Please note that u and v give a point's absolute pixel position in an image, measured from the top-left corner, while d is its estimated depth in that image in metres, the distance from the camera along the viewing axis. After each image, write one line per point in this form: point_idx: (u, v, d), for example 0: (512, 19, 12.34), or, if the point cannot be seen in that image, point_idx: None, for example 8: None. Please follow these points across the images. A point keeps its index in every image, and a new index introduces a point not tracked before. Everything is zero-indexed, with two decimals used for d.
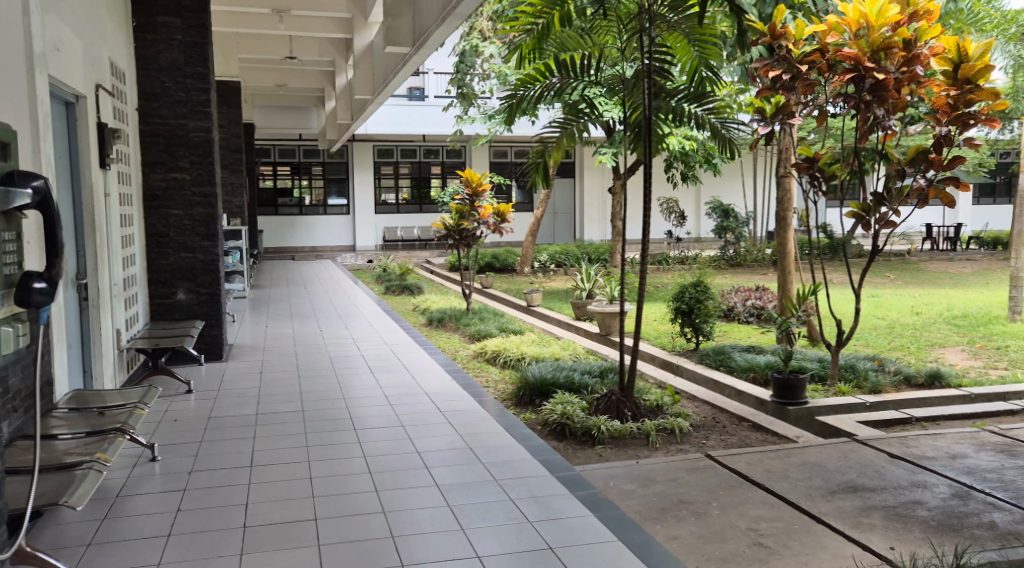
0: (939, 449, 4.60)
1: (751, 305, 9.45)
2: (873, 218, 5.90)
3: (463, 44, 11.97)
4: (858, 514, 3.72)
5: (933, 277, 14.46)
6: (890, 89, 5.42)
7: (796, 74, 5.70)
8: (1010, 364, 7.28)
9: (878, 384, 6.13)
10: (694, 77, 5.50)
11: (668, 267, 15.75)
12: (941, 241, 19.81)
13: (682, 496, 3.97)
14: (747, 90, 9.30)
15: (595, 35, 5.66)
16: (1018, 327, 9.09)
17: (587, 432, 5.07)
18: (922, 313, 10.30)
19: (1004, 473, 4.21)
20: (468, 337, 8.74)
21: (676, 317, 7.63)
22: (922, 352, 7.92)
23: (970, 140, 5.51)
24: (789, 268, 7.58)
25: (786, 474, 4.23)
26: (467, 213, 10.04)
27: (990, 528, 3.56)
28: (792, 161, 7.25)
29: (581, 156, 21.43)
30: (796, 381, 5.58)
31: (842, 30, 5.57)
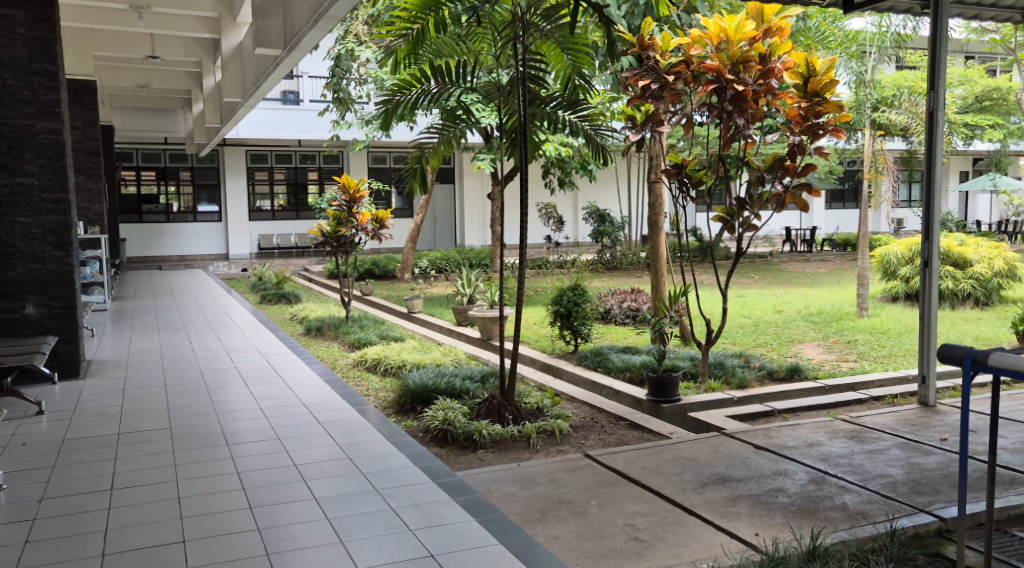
0: (798, 439, 4.89)
1: (626, 307, 9.73)
2: (737, 221, 6.19)
3: (338, 48, 11.85)
4: (726, 504, 3.90)
5: (792, 277, 15.37)
6: (749, 100, 5.73)
7: (664, 84, 5.91)
8: (859, 357, 7.84)
9: (744, 379, 6.45)
10: (567, 85, 5.62)
11: (548, 270, 16.02)
12: (799, 243, 21.06)
13: (562, 496, 4.04)
14: (620, 99, 9.59)
15: (470, 42, 5.67)
16: (867, 322, 9.79)
17: (469, 436, 5.09)
18: (783, 311, 10.91)
19: (855, 457, 4.52)
20: (347, 346, 8.60)
21: (555, 320, 7.77)
22: (783, 347, 8.40)
23: (819, 149, 5.88)
24: (661, 271, 7.86)
25: (660, 469, 4.38)
26: (344, 220, 9.80)
27: (843, 510, 3.81)
28: (661, 167, 7.53)
29: (460, 162, 21.51)
30: (669, 379, 5.79)
31: (705, 43, 5.86)
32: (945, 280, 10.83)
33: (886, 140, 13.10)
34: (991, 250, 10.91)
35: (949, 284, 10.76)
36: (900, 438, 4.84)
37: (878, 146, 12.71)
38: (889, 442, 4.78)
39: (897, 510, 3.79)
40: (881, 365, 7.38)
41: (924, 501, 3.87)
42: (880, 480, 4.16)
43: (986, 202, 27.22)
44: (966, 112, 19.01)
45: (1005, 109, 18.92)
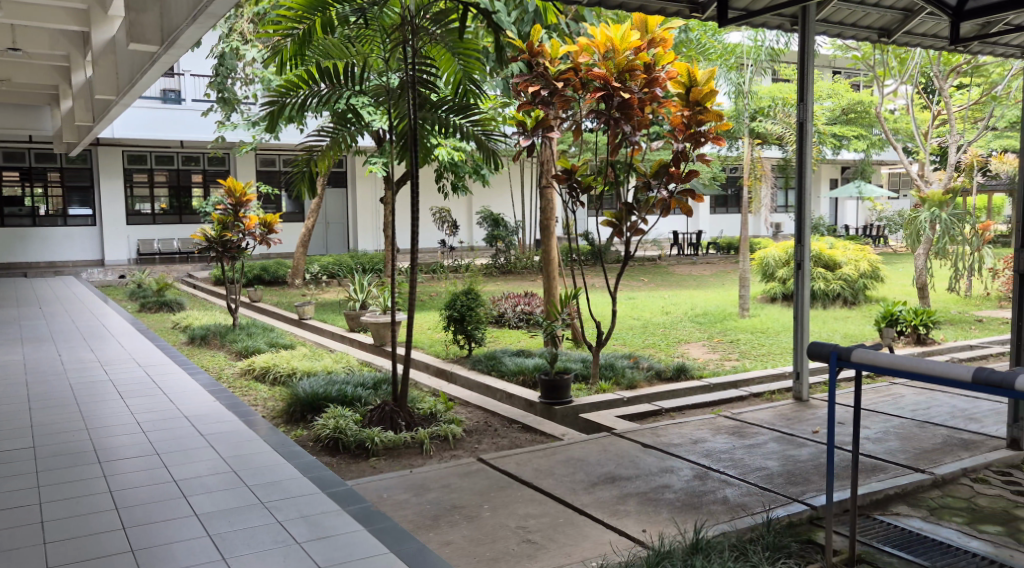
0: (683, 436, 5.05)
1: (520, 310, 9.81)
2: (625, 225, 6.37)
3: (222, 46, 11.48)
4: (615, 503, 3.99)
5: (679, 280, 15.88)
6: (635, 108, 5.87)
7: (553, 90, 6.01)
8: (740, 355, 8.18)
9: (634, 379, 6.60)
10: (457, 90, 5.62)
11: (442, 275, 15.99)
12: (685, 247, 21.78)
13: (455, 501, 4.03)
14: (511, 105, 9.68)
15: (359, 44, 5.57)
16: (748, 322, 10.21)
17: (361, 444, 5.01)
18: (670, 312, 11.26)
19: (735, 452, 4.71)
20: (234, 355, 8.31)
21: (449, 325, 7.76)
22: (670, 348, 8.66)
23: (701, 156, 6.11)
24: (553, 275, 7.96)
25: (551, 471, 4.44)
26: (230, 224, 9.49)
27: (724, 503, 3.96)
28: (552, 173, 7.63)
29: (352, 165, 21.19)
30: (561, 381, 5.88)
31: (592, 51, 5.97)
32: (818, 281, 11.43)
33: (762, 149, 13.75)
34: (858, 253, 11.60)
35: (821, 284, 11.35)
36: (777, 432, 5.08)
37: (757, 154, 13.30)
38: (767, 436, 5.00)
39: (773, 500, 3.97)
40: (761, 363, 7.72)
41: (798, 491, 4.07)
42: (758, 473, 4.35)
43: (853, 207, 28.96)
44: (835, 123, 20.17)
45: (869, 122, 20.22)
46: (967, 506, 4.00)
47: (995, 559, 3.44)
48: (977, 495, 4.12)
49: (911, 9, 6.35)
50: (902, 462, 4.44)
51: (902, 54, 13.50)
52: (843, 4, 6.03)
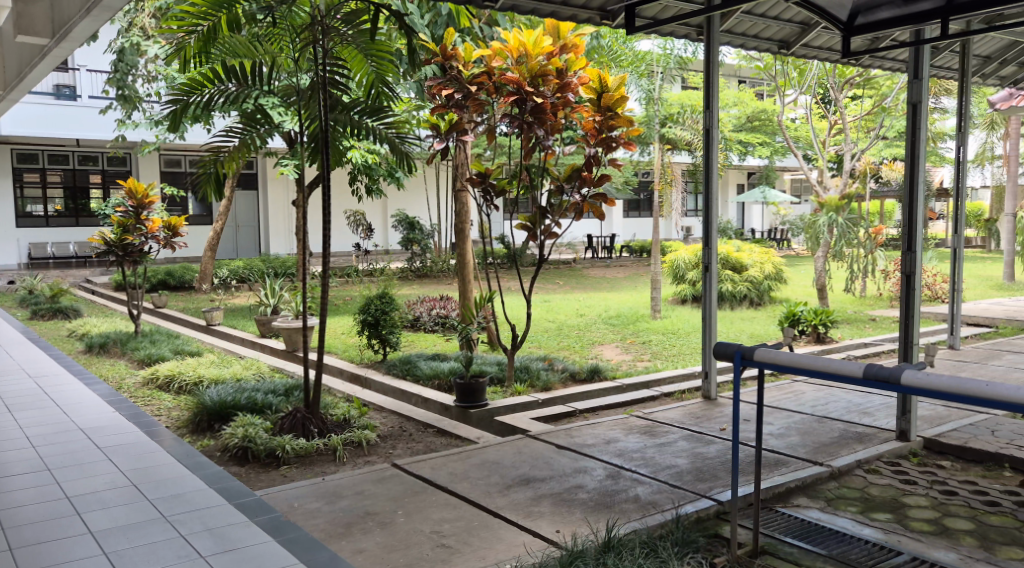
0: (597, 437, 5.12)
1: (435, 314, 9.79)
2: (539, 229, 6.41)
3: (121, 41, 11.03)
4: (529, 504, 4.01)
5: (593, 282, 16.13)
6: (548, 113, 5.91)
7: (467, 94, 6.02)
8: (652, 356, 8.37)
9: (549, 381, 6.65)
10: (370, 93, 5.54)
11: (356, 278, 15.78)
12: (599, 250, 22.11)
13: (368, 508, 3.97)
14: (425, 107, 9.66)
15: (268, 43, 5.43)
16: (659, 323, 10.45)
17: (271, 452, 4.90)
18: (585, 314, 11.43)
19: (646, 451, 4.80)
20: (136, 363, 7.98)
21: (363, 329, 7.66)
22: (585, 350, 8.78)
23: (613, 160, 6.22)
24: (469, 278, 7.96)
25: (466, 474, 4.43)
26: (131, 227, 9.10)
27: (636, 501, 4.04)
28: (466, 175, 7.64)
29: (263, 167, 20.69)
30: (476, 384, 5.88)
31: (505, 56, 6.00)
32: (726, 283, 11.78)
33: (673, 154, 14.09)
34: (762, 255, 12.03)
35: (729, 286, 11.71)
36: (686, 430, 5.21)
37: (667, 159, 13.62)
38: (677, 435, 5.12)
39: (682, 497, 4.07)
40: (671, 364, 7.91)
41: (705, 487, 4.18)
42: (669, 471, 4.45)
43: (758, 212, 30.04)
44: (741, 130, 20.86)
45: (771, 129, 21.03)
46: (861, 496, 4.19)
47: (886, 545, 3.61)
48: (870, 485, 4.33)
49: (807, 22, 6.62)
50: (802, 456, 4.62)
51: (800, 65, 14.11)
52: (746, 15, 6.24)
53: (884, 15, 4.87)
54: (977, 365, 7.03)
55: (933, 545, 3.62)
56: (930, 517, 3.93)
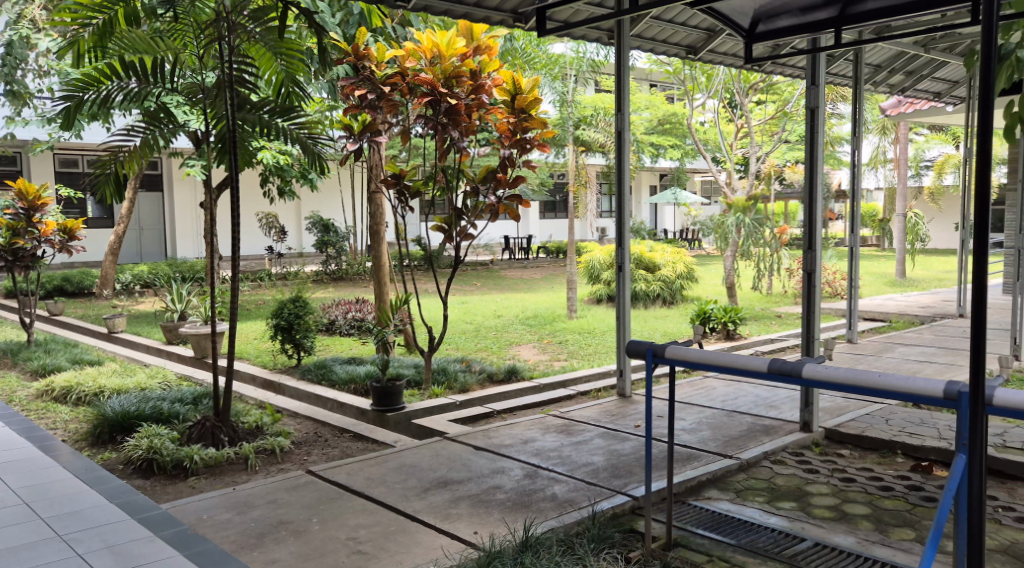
0: (514, 437, 5.14)
1: (351, 318, 9.64)
2: (454, 231, 6.39)
3: (9, 34, 10.47)
4: (447, 507, 4.00)
5: (510, 283, 16.19)
6: (462, 114, 5.92)
7: (380, 94, 5.97)
8: (569, 356, 8.45)
9: (466, 383, 6.64)
10: (279, 92, 5.42)
11: (268, 282, 15.41)
12: (515, 251, 22.21)
13: (281, 517, 3.89)
14: (337, 108, 9.51)
15: (170, 39, 5.25)
16: (575, 323, 10.57)
17: (178, 464, 4.73)
18: (502, 315, 11.47)
19: (563, 450, 4.85)
20: (29, 374, 7.58)
21: (276, 334, 7.47)
22: (502, 350, 8.80)
23: (527, 162, 6.28)
24: (385, 280, 7.87)
25: (383, 479, 4.38)
26: (21, 231, 8.65)
27: (553, 500, 4.07)
28: (380, 176, 7.55)
29: (168, 167, 19.98)
30: (393, 387, 5.82)
31: (419, 56, 5.96)
32: (639, 283, 12.00)
33: (587, 156, 14.28)
34: (675, 255, 12.32)
35: (642, 285, 11.94)
36: (602, 428, 5.28)
37: (581, 161, 13.81)
38: (593, 433, 5.19)
39: (598, 494, 4.12)
40: (587, 363, 8.03)
41: (620, 483, 4.25)
42: (585, 468, 4.51)
43: (671, 213, 30.75)
44: (652, 133, 21.32)
45: (681, 132, 21.57)
46: (767, 486, 4.34)
47: (790, 533, 3.75)
48: (776, 475, 4.48)
49: (712, 28, 6.82)
50: (712, 450, 4.75)
51: (707, 69, 14.51)
52: (654, 20, 6.37)
53: (784, 24, 4.84)
54: (872, 358, 7.38)
55: (833, 530, 3.78)
56: (831, 503, 4.10)
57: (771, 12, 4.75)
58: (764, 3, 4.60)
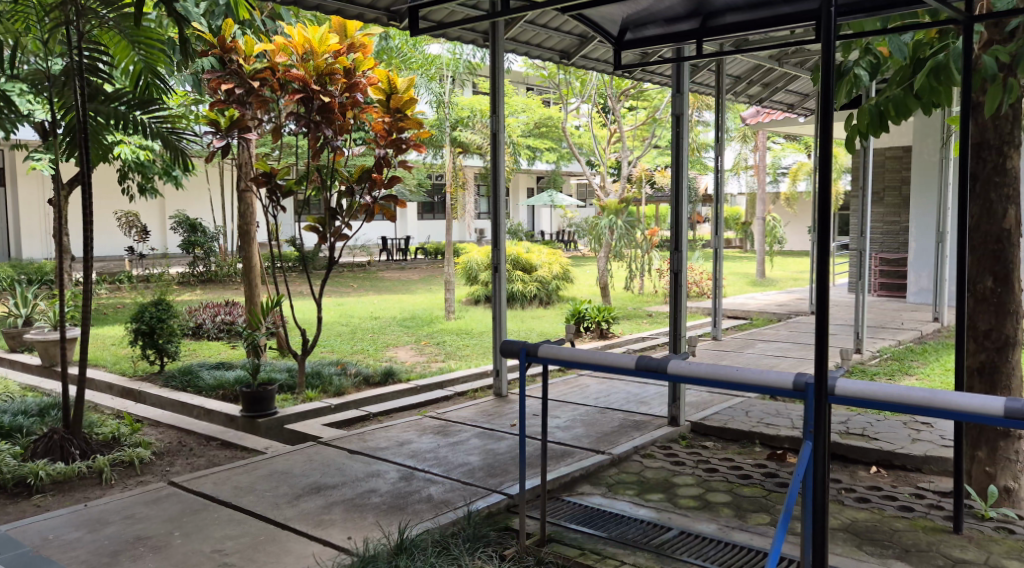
0: (390, 439, 5.09)
1: (220, 321, 9.27)
2: (328, 231, 6.23)
3: None
4: (319, 513, 3.91)
5: (388, 284, 16.01)
6: (336, 112, 5.79)
7: (249, 90, 5.76)
8: (446, 357, 8.45)
9: (342, 386, 6.51)
10: (137, 83, 5.14)
11: (129, 284, 14.60)
12: (393, 252, 22.00)
13: (139, 532, 3.69)
14: (203, 102, 9.14)
15: (9, 22, 4.87)
16: (453, 324, 10.59)
17: (21, 481, 4.43)
18: (379, 316, 11.34)
19: (439, 451, 4.84)
20: None
21: (136, 339, 7.09)
22: (379, 353, 8.69)
23: (403, 162, 6.21)
24: (256, 282, 7.60)
25: (252, 487, 4.24)
26: None
27: (429, 501, 4.06)
28: (250, 174, 7.27)
29: (12, 161, 18.57)
30: (264, 393, 5.64)
31: (290, 51, 5.79)
32: (516, 283, 12.12)
33: (464, 157, 14.32)
34: (550, 257, 12.53)
35: (519, 286, 12.09)
36: (478, 428, 5.31)
37: (459, 162, 13.85)
38: (469, 433, 5.21)
39: (473, 494, 4.14)
40: (464, 364, 8.05)
41: (495, 482, 4.29)
42: (461, 468, 4.52)
43: (547, 215, 31.31)
44: (529, 135, 21.61)
45: (557, 135, 21.97)
46: (637, 479, 4.48)
47: (658, 523, 3.88)
48: (645, 468, 4.64)
49: (584, 34, 6.97)
50: (585, 446, 4.87)
51: (581, 75, 14.84)
52: (528, 25, 6.48)
53: (651, 33, 4.98)
54: (734, 354, 7.77)
55: (697, 519, 3.94)
56: (695, 493, 4.28)
57: (639, 21, 4.85)
58: (632, 11, 4.68)
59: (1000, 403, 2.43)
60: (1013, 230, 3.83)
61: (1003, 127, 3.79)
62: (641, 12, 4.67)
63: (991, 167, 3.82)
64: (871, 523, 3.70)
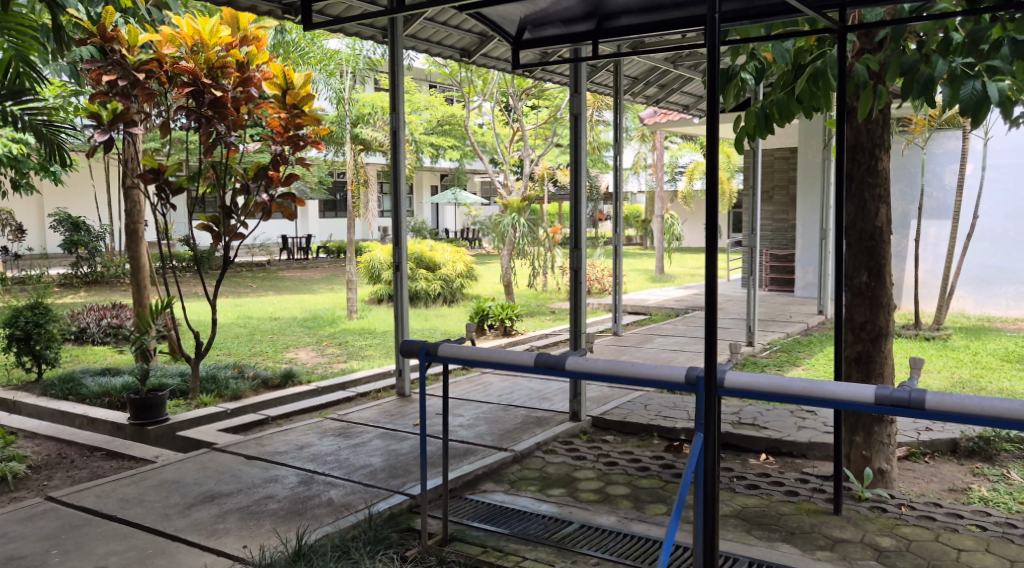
0: (289, 443, 4.97)
1: (106, 324, 8.85)
2: (222, 229, 6.03)
3: None
4: (213, 522, 3.78)
5: (288, 284, 15.65)
6: (229, 107, 5.62)
7: (134, 82, 5.48)
8: (348, 357, 8.32)
9: (239, 390, 6.33)
10: (6, 73, 4.80)
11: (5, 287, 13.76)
12: (294, 251, 21.51)
13: (13, 552, 3.48)
14: (83, 94, 8.67)
15: None
16: (356, 323, 10.45)
17: None
18: (279, 317, 11.08)
19: (341, 453, 4.76)
20: None
21: (10, 346, 6.68)
22: (278, 354, 8.48)
23: (301, 159, 6.09)
24: (145, 284, 7.28)
25: (140, 498, 4.07)
26: None
27: (329, 505, 3.99)
28: (137, 170, 6.94)
29: None
30: (154, 399, 5.42)
31: (178, 43, 5.57)
32: (419, 282, 12.06)
33: (365, 154, 14.14)
34: (454, 255, 12.50)
35: (423, 285, 12.02)
36: (381, 428, 5.25)
37: (360, 159, 13.67)
38: (371, 434, 5.15)
39: (375, 495, 4.09)
40: (367, 364, 7.95)
41: (398, 483, 4.25)
42: (362, 470, 4.46)
43: (451, 212, 31.26)
44: (432, 133, 21.51)
45: (460, 133, 21.96)
46: (539, 475, 4.53)
47: (559, 518, 3.93)
48: (547, 464, 4.69)
49: (484, 33, 7.00)
50: (488, 444, 4.88)
51: (482, 73, 14.89)
52: (428, 22, 6.45)
53: (550, 33, 5.03)
54: (634, 349, 7.95)
55: (597, 512, 4.01)
56: (595, 487, 4.35)
57: (538, 21, 4.89)
58: (530, 12, 4.71)
59: (870, 390, 2.57)
60: (884, 229, 4.05)
61: (874, 130, 4.01)
62: (538, 12, 4.71)
63: (865, 169, 4.04)
64: (760, 508, 3.86)
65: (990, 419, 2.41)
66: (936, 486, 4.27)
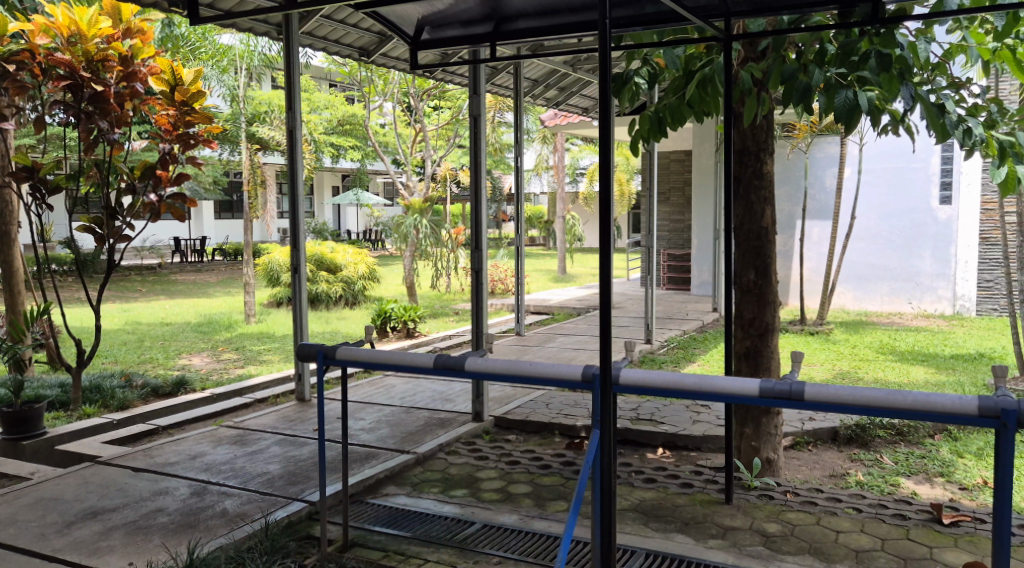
0: (180, 453, 4.79)
1: None
2: (106, 231, 5.74)
3: None
4: (95, 540, 3.60)
5: (180, 288, 15.05)
6: (111, 102, 5.35)
7: (4, 74, 5.18)
8: (245, 362, 8.08)
9: (126, 400, 6.04)
10: None
11: None
12: (187, 253, 20.72)
13: None
14: None
15: None
16: (253, 328, 10.14)
17: None
18: (170, 322, 10.63)
19: (236, 462, 4.62)
20: None
21: None
22: (170, 361, 8.14)
23: (191, 158, 5.90)
24: (19, 289, 6.85)
25: (14, 519, 3.83)
26: None
27: (223, 516, 3.86)
28: (8, 169, 6.51)
29: None
30: (30, 412, 5.12)
31: (52, 33, 5.22)
32: (320, 284, 11.82)
33: (262, 153, 13.74)
34: (356, 256, 12.32)
35: (323, 288, 11.80)
36: (278, 435, 5.12)
37: (256, 159, 13.29)
38: (268, 441, 5.02)
39: (272, 504, 3.99)
40: (264, 369, 7.74)
41: (296, 490, 4.16)
42: (259, 479, 4.34)
43: (353, 213, 30.80)
44: (332, 132, 21.14)
45: (361, 133, 21.66)
46: (441, 476, 4.51)
47: (461, 519, 3.93)
48: (449, 465, 4.68)
49: (382, 33, 6.92)
50: (390, 447, 4.83)
51: (383, 73, 14.73)
52: (325, 19, 6.33)
53: (450, 34, 5.01)
54: (536, 348, 8.03)
55: (499, 511, 4.03)
56: (497, 486, 4.37)
57: (437, 21, 4.87)
58: (428, 12, 4.69)
59: (755, 383, 2.66)
60: (769, 229, 4.23)
61: (759, 135, 4.17)
62: (438, 12, 4.69)
63: (751, 172, 4.20)
64: (656, 501, 3.96)
65: (864, 408, 2.54)
66: (817, 473, 4.49)
